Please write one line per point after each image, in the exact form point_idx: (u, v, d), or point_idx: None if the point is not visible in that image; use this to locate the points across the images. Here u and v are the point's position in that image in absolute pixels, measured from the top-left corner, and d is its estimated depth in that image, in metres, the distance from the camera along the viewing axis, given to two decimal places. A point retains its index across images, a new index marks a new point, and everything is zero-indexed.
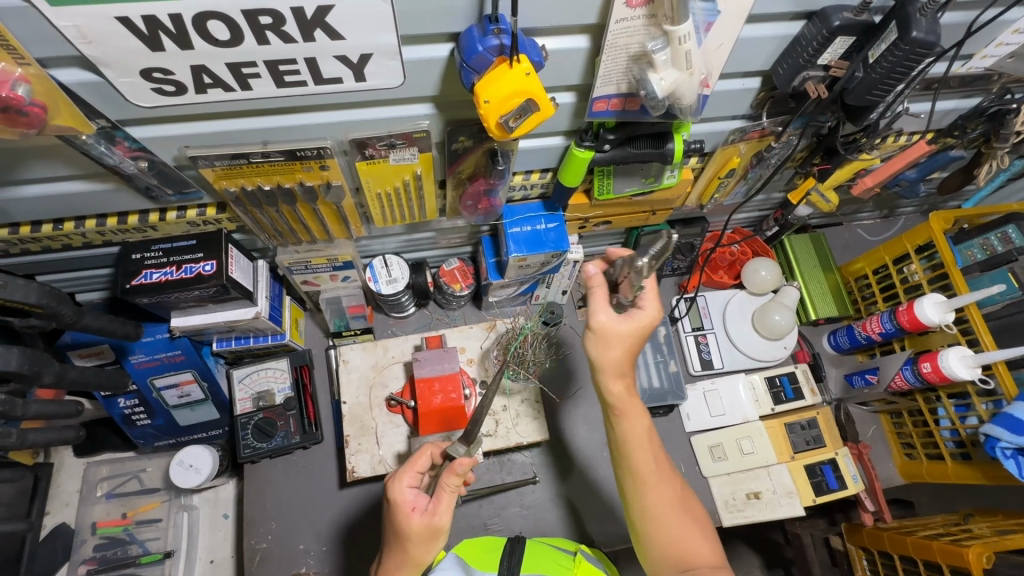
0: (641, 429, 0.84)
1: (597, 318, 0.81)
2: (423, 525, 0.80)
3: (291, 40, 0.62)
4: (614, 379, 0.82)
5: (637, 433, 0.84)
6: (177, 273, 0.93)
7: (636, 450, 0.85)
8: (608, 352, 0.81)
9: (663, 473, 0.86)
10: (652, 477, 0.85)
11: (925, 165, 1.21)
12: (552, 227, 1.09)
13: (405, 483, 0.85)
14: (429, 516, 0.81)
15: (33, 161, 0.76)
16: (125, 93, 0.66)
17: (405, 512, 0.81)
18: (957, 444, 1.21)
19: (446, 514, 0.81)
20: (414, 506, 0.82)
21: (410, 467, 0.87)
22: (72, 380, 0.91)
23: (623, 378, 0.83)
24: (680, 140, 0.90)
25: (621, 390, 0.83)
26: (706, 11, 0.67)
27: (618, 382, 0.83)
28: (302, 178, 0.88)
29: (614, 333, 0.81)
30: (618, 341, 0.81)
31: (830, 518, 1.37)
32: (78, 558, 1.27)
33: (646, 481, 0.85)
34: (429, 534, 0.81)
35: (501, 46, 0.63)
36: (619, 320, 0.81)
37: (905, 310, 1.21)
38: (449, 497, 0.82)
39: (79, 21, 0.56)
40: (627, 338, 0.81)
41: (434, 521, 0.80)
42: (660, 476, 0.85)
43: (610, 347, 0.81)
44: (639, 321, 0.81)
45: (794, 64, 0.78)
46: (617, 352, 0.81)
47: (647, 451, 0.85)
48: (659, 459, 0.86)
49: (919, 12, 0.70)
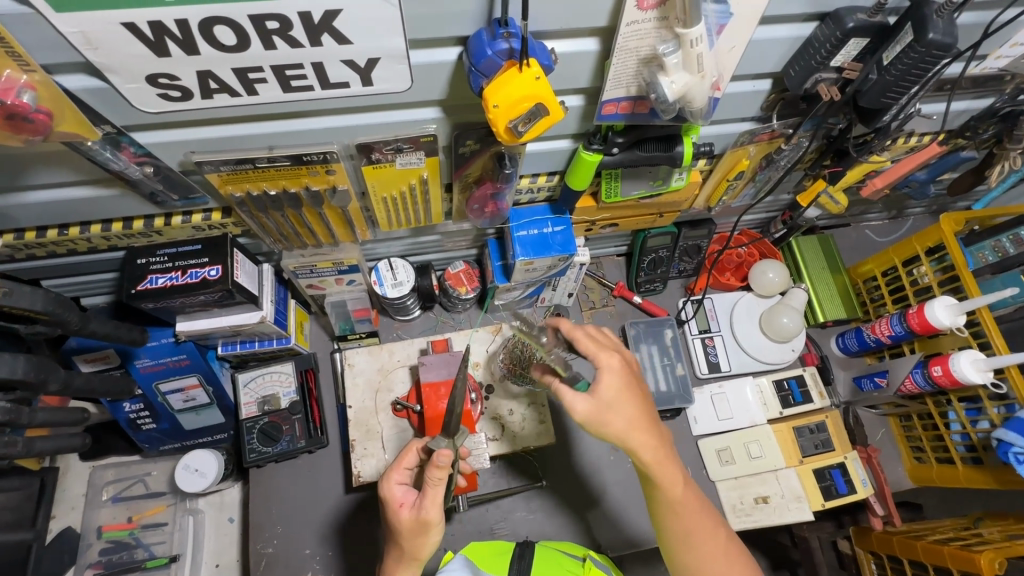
0: (678, 492, 0.83)
1: (576, 411, 0.79)
2: (413, 520, 0.80)
3: (298, 45, 0.62)
4: (639, 447, 0.80)
5: (674, 496, 0.83)
6: (182, 278, 0.93)
7: (679, 513, 0.84)
8: (620, 410, 0.79)
9: (708, 532, 0.85)
10: (695, 537, 0.85)
11: (936, 166, 1.20)
12: (559, 230, 1.08)
13: (394, 480, 0.84)
14: (418, 510, 0.80)
15: (38, 167, 0.76)
16: (130, 99, 0.65)
17: (394, 509, 0.82)
18: (968, 448, 1.20)
19: (434, 507, 0.79)
20: (403, 502, 0.82)
21: (397, 464, 0.86)
22: (77, 386, 0.91)
23: (646, 445, 0.80)
24: (689, 143, 0.89)
25: (650, 455, 0.80)
26: (718, 13, 0.66)
27: (644, 450, 0.80)
28: (308, 183, 0.87)
29: (602, 407, 0.79)
30: (622, 410, 0.79)
31: (838, 521, 1.37)
32: (84, 561, 1.27)
33: (693, 544, 0.85)
34: (419, 528, 0.80)
35: (510, 50, 0.62)
36: (596, 396, 0.79)
37: (916, 313, 1.19)
38: (435, 492, 0.79)
39: (85, 27, 0.55)
40: (620, 405, 0.79)
41: (421, 516, 0.79)
42: (707, 534, 0.85)
43: (620, 419, 0.79)
44: (608, 385, 0.79)
45: (807, 66, 0.77)
46: (623, 425, 0.79)
47: (687, 509, 0.84)
48: (701, 518, 0.85)
49: (936, 14, 0.69)
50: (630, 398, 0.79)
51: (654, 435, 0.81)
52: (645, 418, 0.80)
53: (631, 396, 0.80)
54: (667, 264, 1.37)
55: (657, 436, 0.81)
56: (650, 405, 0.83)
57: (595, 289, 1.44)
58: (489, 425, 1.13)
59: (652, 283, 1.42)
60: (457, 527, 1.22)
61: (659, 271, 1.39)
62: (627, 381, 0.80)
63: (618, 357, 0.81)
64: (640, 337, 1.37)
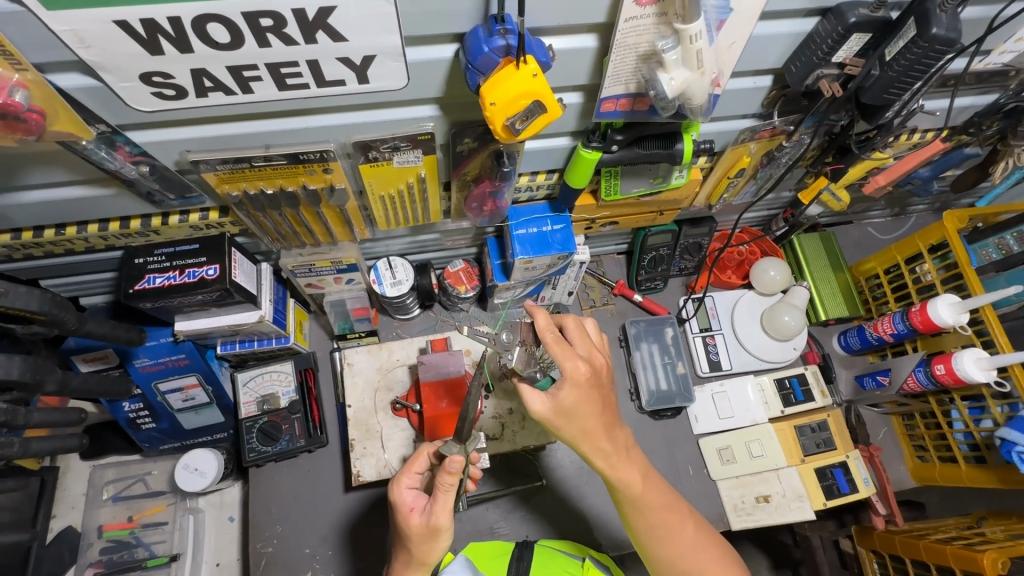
0: (638, 490, 0.84)
1: (533, 410, 0.77)
2: (422, 525, 0.79)
3: (293, 42, 0.61)
4: (595, 452, 0.81)
5: (634, 494, 0.84)
6: (180, 278, 0.92)
7: (644, 511, 0.86)
8: (579, 418, 0.78)
9: (673, 528, 0.87)
10: (660, 534, 0.86)
11: (939, 163, 1.18)
12: (558, 229, 1.08)
13: (405, 485, 0.84)
14: (428, 516, 0.79)
15: (33, 167, 0.75)
16: (125, 98, 0.65)
17: (404, 514, 0.81)
18: (971, 447, 1.19)
19: (444, 513, 0.78)
20: (414, 507, 0.82)
21: (408, 468, 0.86)
22: (74, 386, 0.90)
23: (601, 450, 0.81)
24: (689, 140, 0.88)
25: (606, 457, 0.82)
26: (718, 8, 0.65)
27: (598, 456, 0.81)
28: (305, 182, 0.87)
29: (560, 412, 0.77)
30: (580, 415, 0.78)
31: (840, 520, 1.37)
32: (85, 560, 1.27)
33: (660, 541, 0.86)
34: (429, 533, 0.79)
35: (507, 47, 0.62)
36: (556, 401, 0.76)
37: (918, 312, 1.19)
38: (446, 497, 0.78)
39: (76, 26, 0.54)
40: (578, 411, 0.77)
41: (431, 521, 0.78)
42: (673, 528, 0.86)
43: (576, 424, 0.78)
44: (570, 392, 0.76)
45: (808, 62, 0.76)
46: (574, 430, 0.79)
47: (648, 506, 0.85)
48: (665, 514, 0.87)
49: (940, 7, 0.68)
50: (588, 405, 0.77)
51: (608, 441, 0.81)
52: (603, 425, 0.80)
53: (592, 402, 0.78)
54: (667, 263, 1.37)
55: (612, 441, 0.81)
56: (610, 410, 0.81)
57: (595, 288, 1.44)
58: (489, 424, 1.13)
59: (652, 281, 1.41)
60: (457, 527, 1.22)
61: (659, 270, 1.38)
62: (590, 389, 0.77)
63: (583, 365, 0.76)
64: (640, 335, 1.36)
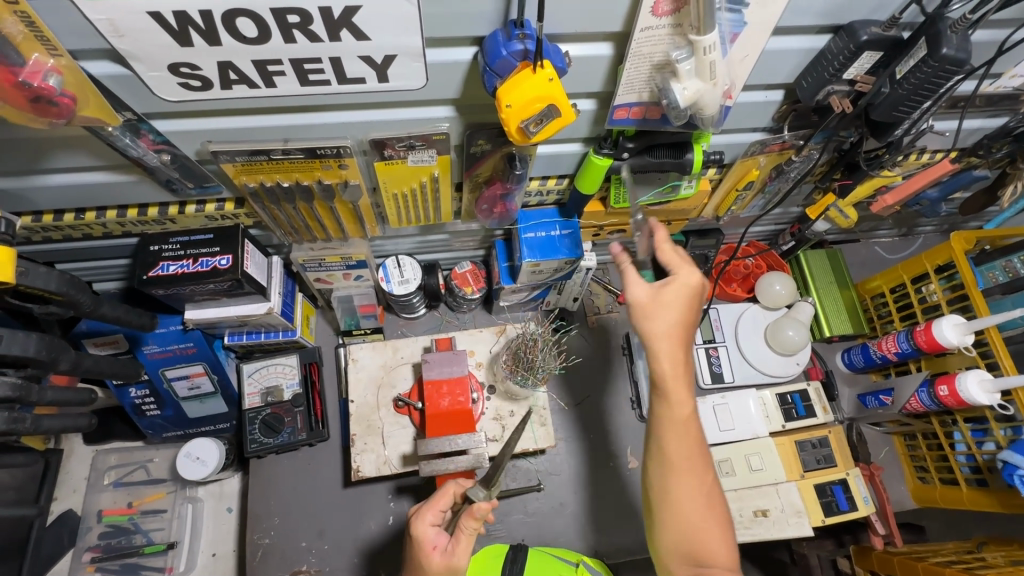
0: (682, 411, 0.80)
1: (630, 294, 0.83)
2: (443, 565, 0.80)
3: (317, 39, 0.63)
4: (661, 353, 0.80)
5: (679, 419, 0.80)
6: (193, 266, 0.94)
7: (677, 434, 0.80)
8: (666, 319, 0.80)
9: (693, 465, 0.80)
10: (682, 466, 0.79)
11: (948, 184, 1.19)
12: (566, 234, 1.09)
13: (428, 522, 0.84)
14: (450, 556, 0.80)
15: (59, 151, 0.77)
16: (153, 87, 0.67)
17: (426, 551, 0.81)
18: (973, 470, 1.18)
19: (465, 556, 0.81)
20: (436, 545, 0.82)
21: (433, 505, 0.85)
22: (87, 367, 0.91)
23: (671, 356, 0.80)
24: (699, 150, 0.89)
25: (674, 366, 0.80)
26: (732, 22, 0.67)
27: (667, 360, 0.80)
28: (321, 177, 0.88)
29: (655, 301, 0.81)
30: (670, 313, 0.81)
31: (839, 539, 1.36)
32: (83, 544, 1.28)
33: (674, 468, 0.79)
34: (448, 573, 0.81)
35: (525, 51, 0.63)
36: (656, 291, 0.82)
37: (923, 331, 1.19)
38: (468, 541, 0.81)
39: (111, 15, 0.56)
40: (671, 309, 0.81)
41: (452, 563, 0.80)
42: (693, 467, 0.80)
43: (665, 322, 0.80)
44: (673, 290, 0.81)
45: (819, 78, 0.78)
46: (661, 326, 0.80)
47: (683, 434, 0.80)
48: (696, 451, 0.80)
49: (951, 28, 0.69)
50: (687, 309, 0.81)
51: (682, 354, 0.81)
52: (683, 336, 0.81)
53: (686, 312, 0.81)
54: None
55: (684, 359, 0.81)
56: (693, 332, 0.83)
57: (601, 296, 1.44)
58: (489, 425, 1.14)
59: None
60: None
61: None
62: (690, 296, 0.82)
63: (697, 276, 0.82)
64: (643, 344, 1.36)
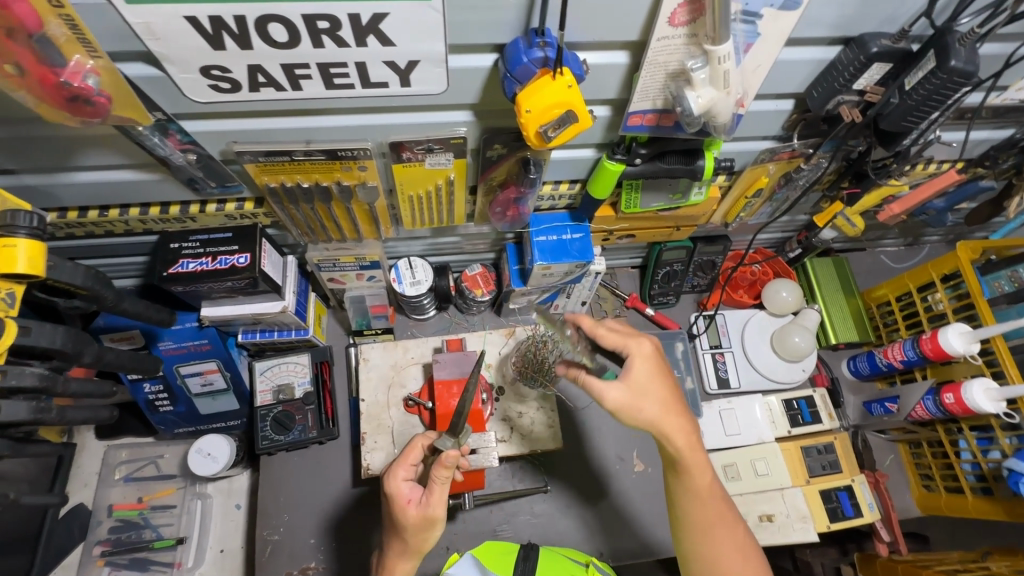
0: (704, 478, 0.86)
1: (608, 400, 0.84)
2: (419, 516, 0.84)
3: (345, 44, 0.65)
4: (672, 432, 0.83)
5: (701, 483, 0.86)
6: (212, 264, 0.96)
7: (704, 499, 0.87)
8: (650, 396, 0.84)
9: (727, 521, 0.88)
10: (717, 530, 0.87)
11: (954, 194, 1.21)
12: (577, 238, 1.11)
13: (401, 477, 0.86)
14: (425, 507, 0.84)
15: (89, 149, 0.80)
16: (183, 88, 0.69)
17: (402, 505, 0.84)
18: (978, 478, 1.19)
19: (440, 504, 0.84)
20: (411, 499, 0.85)
21: (403, 461, 0.88)
22: (108, 361, 0.93)
23: (680, 431, 0.83)
24: (710, 157, 0.92)
25: (683, 438, 0.84)
26: (746, 32, 0.68)
27: (677, 436, 0.83)
28: (340, 178, 0.90)
29: (634, 394, 0.83)
30: (654, 390, 0.84)
31: (843, 547, 1.34)
32: (93, 538, 1.29)
33: (711, 534, 0.87)
34: (425, 524, 0.84)
35: (545, 58, 0.65)
36: (630, 383, 0.83)
37: (929, 339, 1.20)
38: (441, 490, 0.83)
39: (149, 19, 0.59)
40: (651, 389, 0.84)
41: (429, 513, 0.83)
42: (728, 524, 0.88)
43: (653, 402, 0.83)
44: (642, 369, 0.84)
45: (829, 88, 0.80)
46: (655, 410, 0.83)
47: (708, 495, 0.87)
48: (722, 509, 0.88)
49: (959, 41, 0.71)
50: (662, 380, 0.84)
51: (686, 422, 0.84)
52: (677, 403, 0.85)
53: (663, 378, 0.85)
54: (681, 278, 1.39)
55: (690, 424, 0.85)
56: (681, 392, 0.87)
57: (608, 299, 1.46)
58: (498, 426, 1.15)
59: (665, 296, 1.44)
60: (461, 526, 1.23)
61: (672, 285, 1.41)
62: (658, 366, 0.85)
63: (648, 342, 0.86)
64: None
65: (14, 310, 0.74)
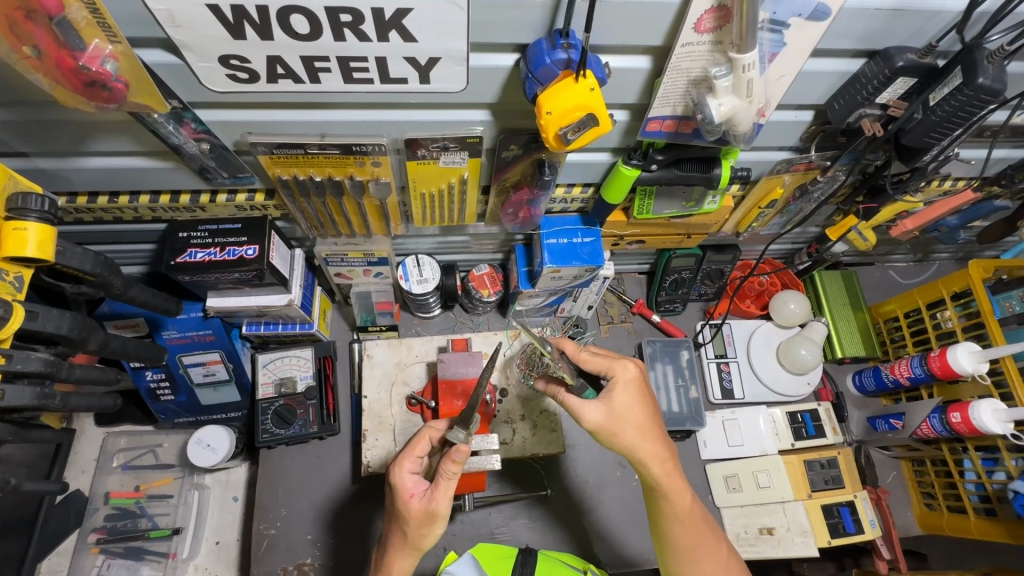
0: (686, 503, 0.86)
1: (587, 419, 0.83)
2: (422, 511, 0.82)
3: (366, 39, 0.64)
4: (648, 459, 0.83)
5: (680, 507, 0.86)
6: (220, 255, 0.95)
7: (686, 524, 0.87)
8: (627, 423, 0.83)
9: (710, 546, 0.87)
10: (698, 553, 0.87)
11: (968, 212, 1.20)
12: (587, 241, 1.10)
13: (407, 469, 0.86)
14: (428, 502, 0.82)
15: (101, 135, 0.79)
16: (202, 77, 0.68)
17: (405, 499, 0.83)
18: (982, 499, 1.18)
19: (444, 500, 0.82)
20: (414, 492, 0.84)
21: (411, 452, 0.87)
22: (113, 348, 0.92)
23: (654, 457, 0.83)
24: (727, 166, 0.91)
25: (661, 464, 0.84)
26: (772, 42, 0.68)
27: (653, 462, 0.83)
28: (353, 173, 0.89)
29: (613, 417, 0.83)
30: (632, 416, 0.83)
31: (840, 562, 1.32)
32: (89, 525, 1.29)
33: (695, 560, 0.87)
34: (427, 518, 0.83)
35: (568, 60, 0.64)
36: (609, 406, 0.83)
37: (938, 357, 1.19)
38: (447, 485, 0.81)
39: (171, 6, 0.58)
40: (630, 414, 0.83)
41: (432, 507, 0.82)
42: (710, 546, 0.88)
43: (631, 429, 0.83)
44: (622, 394, 0.84)
45: (852, 100, 0.79)
46: (633, 435, 0.83)
47: (691, 521, 0.87)
48: (703, 531, 0.88)
49: (987, 59, 0.71)
50: (643, 403, 0.84)
51: (662, 447, 0.84)
52: (653, 428, 0.84)
53: (643, 402, 0.84)
54: (688, 286, 1.38)
55: (666, 448, 0.85)
56: (658, 416, 0.86)
57: (614, 305, 1.46)
58: (500, 428, 1.14)
59: (672, 303, 1.43)
60: (459, 528, 1.22)
61: (680, 292, 1.40)
62: (639, 391, 0.85)
63: (632, 365, 0.86)
64: (656, 355, 1.36)
65: (21, 294, 0.74)
